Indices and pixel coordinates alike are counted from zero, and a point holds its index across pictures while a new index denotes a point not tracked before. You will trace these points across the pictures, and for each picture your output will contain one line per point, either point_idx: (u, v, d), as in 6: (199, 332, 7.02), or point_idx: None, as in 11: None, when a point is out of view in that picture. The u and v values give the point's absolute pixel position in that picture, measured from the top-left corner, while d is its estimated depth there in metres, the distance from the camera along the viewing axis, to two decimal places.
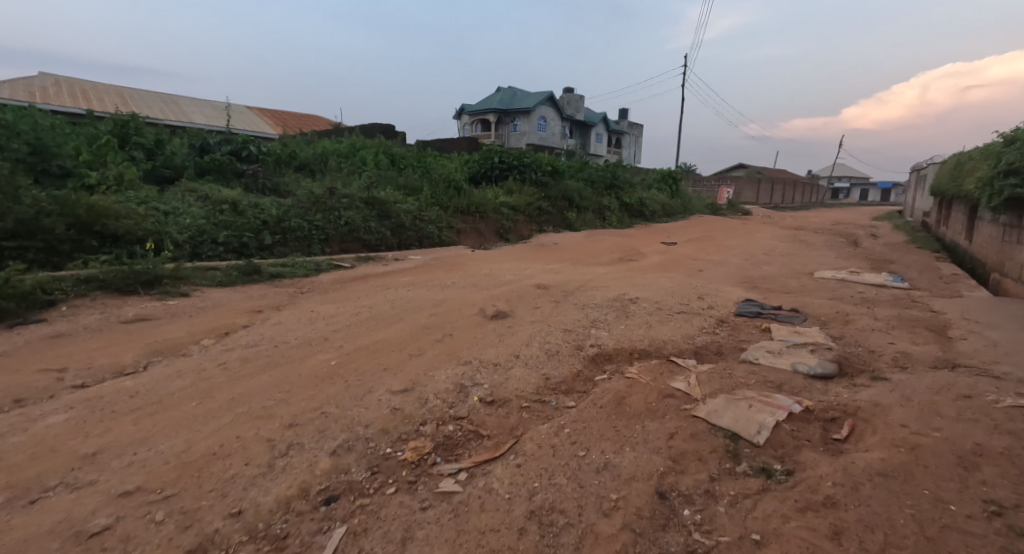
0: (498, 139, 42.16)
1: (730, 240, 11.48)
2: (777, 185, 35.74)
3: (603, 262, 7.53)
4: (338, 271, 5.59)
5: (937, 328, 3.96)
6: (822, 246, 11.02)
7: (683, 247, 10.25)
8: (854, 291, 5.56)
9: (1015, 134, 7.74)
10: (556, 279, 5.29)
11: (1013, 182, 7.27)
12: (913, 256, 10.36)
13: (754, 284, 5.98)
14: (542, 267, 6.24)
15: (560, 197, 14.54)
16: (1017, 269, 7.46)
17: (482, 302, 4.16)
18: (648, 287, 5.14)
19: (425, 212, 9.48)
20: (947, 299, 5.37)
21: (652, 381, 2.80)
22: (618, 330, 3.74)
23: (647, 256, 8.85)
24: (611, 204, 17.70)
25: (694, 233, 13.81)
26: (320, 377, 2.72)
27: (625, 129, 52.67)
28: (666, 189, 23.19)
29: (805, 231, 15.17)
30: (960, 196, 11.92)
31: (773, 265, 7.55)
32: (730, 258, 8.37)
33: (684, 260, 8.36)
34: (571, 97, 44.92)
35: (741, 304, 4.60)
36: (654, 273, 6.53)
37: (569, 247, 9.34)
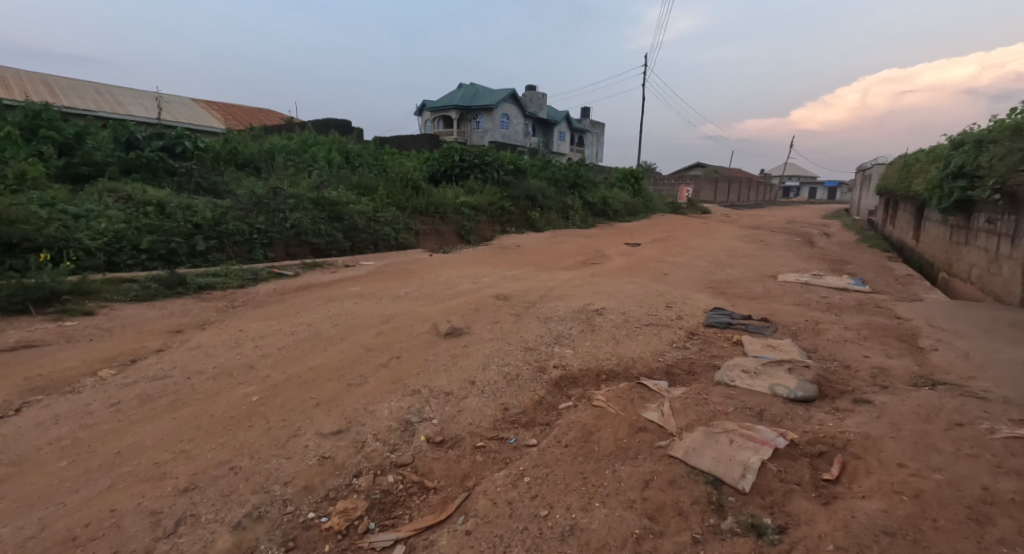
0: (461, 136, 41.56)
1: (692, 241, 11.47)
2: (733, 185, 36.64)
3: (566, 265, 7.27)
4: (279, 280, 5.10)
5: (907, 337, 3.85)
6: (781, 246, 11.13)
7: (646, 248, 10.14)
8: (819, 295, 5.48)
9: (962, 138, 7.92)
10: (517, 288, 4.96)
11: (963, 184, 7.40)
12: (866, 256, 10.59)
13: (720, 289, 5.84)
14: (503, 273, 5.91)
15: (524, 197, 14.26)
16: (966, 269, 7.64)
17: (435, 317, 3.79)
18: (614, 295, 4.88)
19: (381, 213, 9.00)
20: (908, 302, 5.35)
21: (622, 412, 2.51)
22: (583, 348, 3.45)
23: (612, 258, 8.66)
24: (575, 203, 17.57)
25: (657, 233, 13.80)
26: (234, 418, 2.29)
27: (588, 128, 52.99)
28: (628, 188, 23.29)
29: (763, 231, 15.44)
30: (907, 197, 12.31)
31: (736, 267, 7.48)
32: (693, 261, 8.27)
33: (649, 263, 8.21)
34: (534, 95, 44.78)
35: (709, 313, 4.40)
36: (619, 278, 6.31)
37: (532, 249, 9.05)
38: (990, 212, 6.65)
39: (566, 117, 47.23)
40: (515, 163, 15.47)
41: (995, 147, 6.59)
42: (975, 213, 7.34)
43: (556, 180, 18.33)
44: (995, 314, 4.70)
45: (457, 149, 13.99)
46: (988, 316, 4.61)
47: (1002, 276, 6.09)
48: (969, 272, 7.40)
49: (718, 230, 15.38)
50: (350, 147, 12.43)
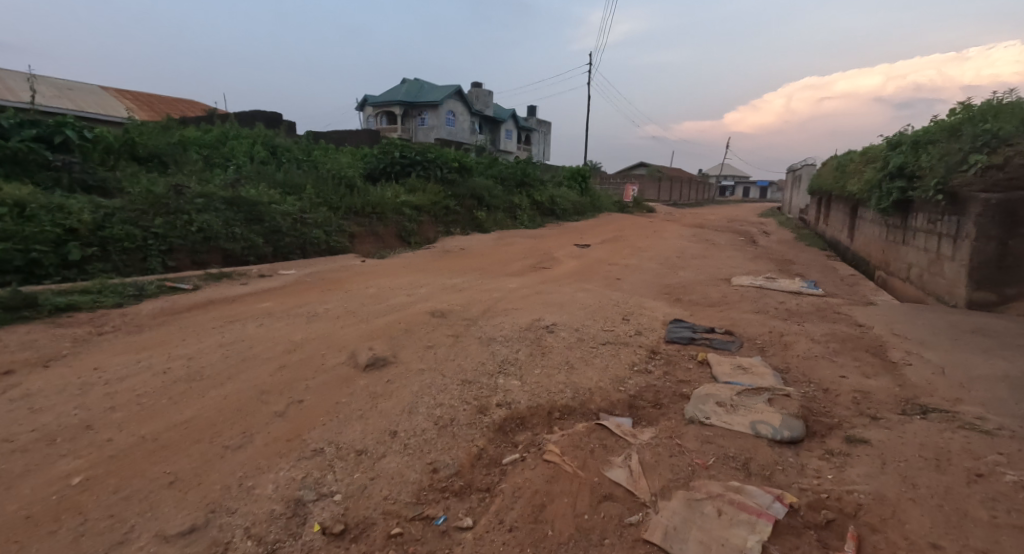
0: (405, 133, 40.32)
1: (641, 241, 11.28)
2: (675, 184, 37.57)
3: (514, 270, 6.78)
4: (172, 296, 4.26)
5: (875, 349, 3.60)
6: (727, 246, 11.14)
7: (596, 249, 9.82)
8: (776, 301, 5.26)
9: (898, 138, 8.01)
10: (458, 301, 4.39)
11: (901, 184, 7.45)
12: (806, 255, 10.76)
13: (676, 295, 5.51)
14: (444, 282, 5.32)
15: (469, 195, 13.66)
16: (903, 268, 7.75)
17: (355, 343, 3.15)
18: (566, 307, 4.40)
19: (309, 214, 8.15)
20: (862, 306, 5.21)
21: (580, 472, 2.00)
22: (532, 377, 2.94)
23: (561, 261, 8.25)
24: (522, 202, 17.15)
25: (606, 233, 13.61)
26: (33, 520, 1.59)
27: (534, 126, 52.95)
28: (575, 187, 23.17)
29: (706, 230, 15.61)
30: (840, 196, 12.67)
31: (688, 270, 7.25)
32: (645, 263, 7.99)
33: (599, 266, 7.86)
34: (479, 93, 44.15)
35: (670, 326, 4.01)
36: (571, 284, 5.88)
37: (476, 252, 8.50)
38: (929, 212, 6.68)
39: (513, 115, 46.90)
40: (459, 160, 14.82)
41: (934, 147, 6.61)
42: (913, 214, 7.41)
43: (502, 178, 17.84)
44: (948, 318, 4.59)
45: (397, 145, 13.18)
46: (942, 320, 4.49)
47: (942, 276, 6.10)
48: (907, 271, 7.50)
49: (665, 229, 15.41)
50: (277, 141, 11.37)
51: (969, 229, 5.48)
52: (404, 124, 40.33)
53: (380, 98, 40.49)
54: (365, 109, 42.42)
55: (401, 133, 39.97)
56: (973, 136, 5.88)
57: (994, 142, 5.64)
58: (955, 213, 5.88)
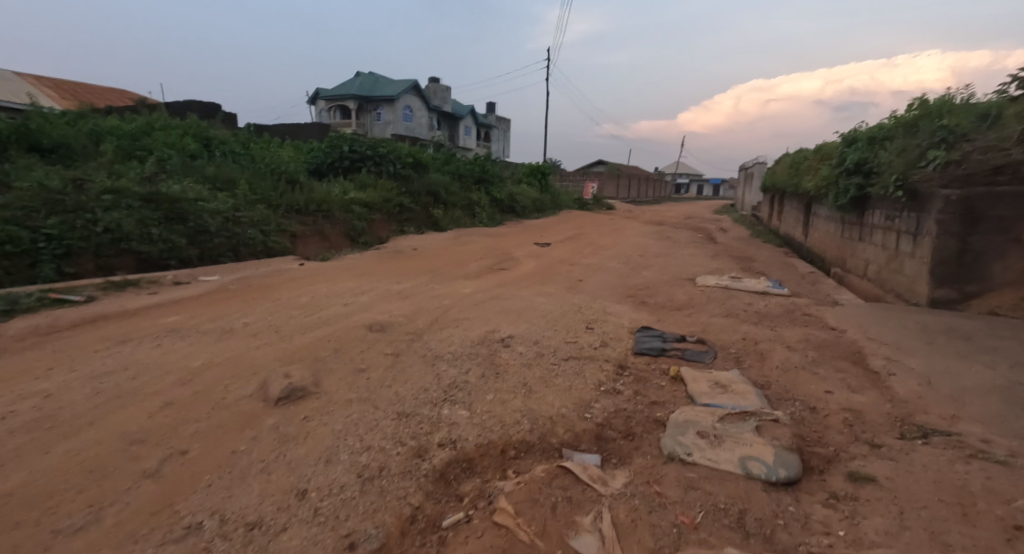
0: (360, 128, 39.03)
1: (602, 239, 11.03)
2: (633, 181, 37.96)
3: (469, 272, 6.31)
4: (57, 311, 3.58)
5: (854, 356, 3.34)
6: (687, 243, 11.05)
7: (556, 248, 9.47)
8: (743, 302, 5.01)
9: (854, 135, 8.00)
10: (402, 310, 3.89)
11: (858, 181, 7.42)
12: (764, 251, 10.77)
13: (640, 298, 5.19)
14: (390, 287, 4.80)
15: (424, 192, 13.06)
16: (860, 265, 7.76)
17: (270, 368, 2.61)
18: (525, 315, 3.98)
19: (243, 212, 7.42)
20: (829, 306, 5.03)
21: (539, 543, 1.58)
22: (484, 405, 2.49)
23: (520, 262, 7.85)
24: (481, 199, 16.67)
25: (566, 231, 13.33)
26: None
27: (493, 123, 52.49)
28: (535, 184, 22.89)
29: (665, 227, 15.62)
30: (794, 193, 12.83)
31: (651, 270, 6.99)
32: (607, 263, 7.69)
33: (560, 266, 7.50)
34: (437, 88, 43.29)
35: (638, 335, 3.66)
36: (530, 288, 5.47)
37: (429, 252, 7.97)
38: (886, 208, 6.63)
39: (471, 111, 46.24)
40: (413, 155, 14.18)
41: (890, 143, 6.55)
42: (869, 210, 7.39)
43: (459, 174, 17.28)
44: (916, 318, 4.44)
45: (346, 139, 12.43)
46: (912, 321, 4.33)
47: (902, 273, 6.03)
48: (864, 268, 7.48)
49: (625, 226, 15.32)
50: (211, 132, 10.44)
51: (930, 226, 5.39)
52: (358, 119, 39.03)
53: (333, 91, 39.02)
54: (317, 103, 40.83)
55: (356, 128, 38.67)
56: (931, 132, 5.81)
57: (951, 138, 5.57)
58: (914, 210, 5.79)
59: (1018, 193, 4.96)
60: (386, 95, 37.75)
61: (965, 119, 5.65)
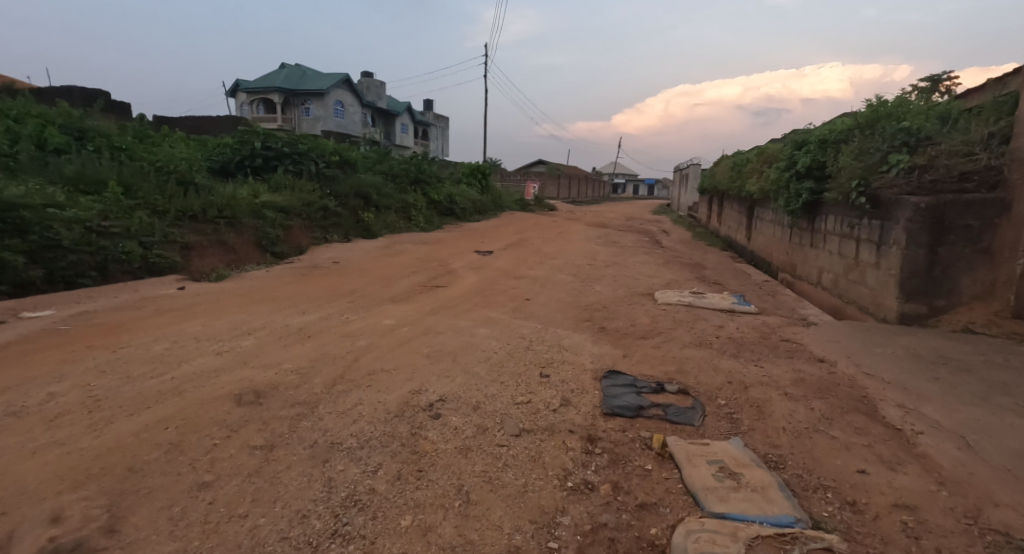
0: (287, 123, 36.55)
1: (547, 246, 10.39)
2: (573, 181, 37.98)
3: (399, 293, 5.37)
4: None
5: (864, 406, 2.74)
6: (634, 249, 10.62)
7: (499, 257, 8.68)
8: (712, 326, 4.41)
9: (803, 137, 7.75)
10: (296, 360, 2.91)
11: (811, 185, 7.13)
12: (710, 256, 10.50)
13: (599, 323, 4.47)
14: (292, 321, 3.79)
15: (352, 194, 11.88)
16: (811, 272, 7.51)
17: (36, 500, 1.60)
18: (463, 361, 3.13)
19: (115, 220, 6.08)
20: (802, 327, 4.53)
21: None
22: (396, 541, 1.61)
23: (459, 276, 6.98)
24: (417, 201, 15.62)
25: (509, 236, 12.56)
26: None
27: (431, 120, 51.03)
28: (475, 184, 22.04)
29: (609, 229, 15.26)
30: (735, 196, 12.76)
31: (604, 285, 6.34)
32: (555, 276, 6.99)
33: (504, 281, 6.71)
34: (371, 83, 41.39)
35: (606, 386, 2.92)
36: (471, 313, 4.62)
37: (353, 265, 6.92)
38: (843, 215, 6.32)
39: (408, 108, 44.61)
40: (339, 154, 12.94)
41: (845, 147, 6.25)
42: (821, 216, 7.11)
43: (393, 174, 16.12)
44: (900, 339, 3.99)
45: (258, 134, 10.99)
46: (898, 345, 3.86)
47: (864, 284, 5.69)
48: (817, 276, 7.22)
49: (569, 229, 14.82)
50: (86, 121, 8.77)
51: (897, 236, 5.02)
52: (285, 114, 36.51)
53: (255, 83, 36.24)
54: (237, 95, 37.84)
55: (282, 123, 36.12)
56: (890, 135, 5.50)
57: (913, 142, 5.26)
58: (876, 217, 5.45)
59: (986, 200, 4.66)
60: (314, 88, 35.52)
61: (924, 122, 5.36)
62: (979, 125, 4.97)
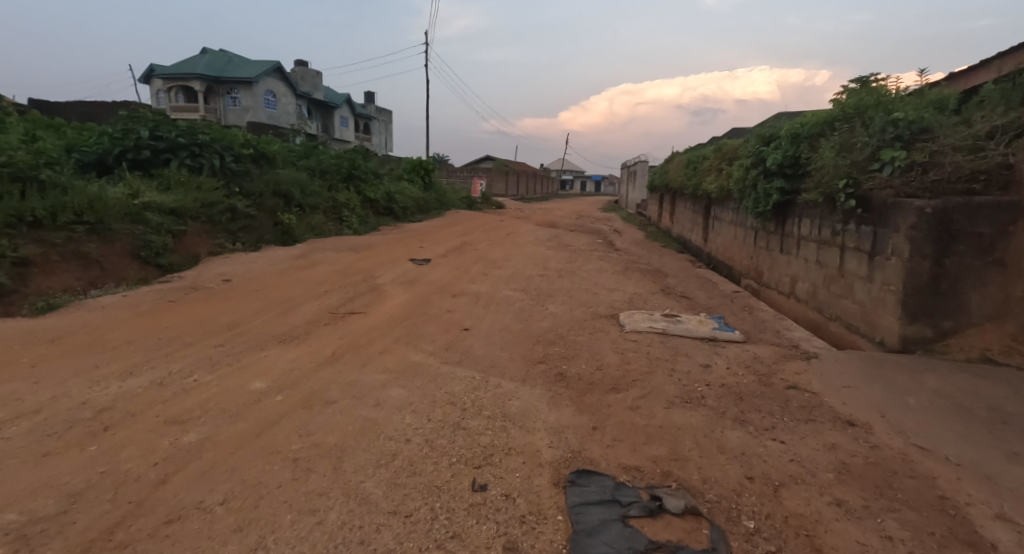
0: (210, 113, 33.57)
1: (492, 251, 9.36)
2: (521, 178, 37.15)
3: (297, 325, 4.16)
4: None
5: (956, 524, 1.82)
6: (587, 252, 9.78)
7: (437, 267, 7.56)
8: (697, 367, 3.49)
9: (770, 132, 7.06)
10: (42, 496, 1.69)
11: (782, 185, 6.43)
12: (668, 260, 9.79)
13: (555, 368, 3.47)
14: (101, 390, 2.54)
15: (266, 194, 10.33)
16: (781, 279, 6.83)
17: None
18: (350, 467, 1.99)
19: None
20: (800, 360, 3.70)
21: None
22: None
23: (386, 293, 5.80)
24: (349, 200, 14.15)
25: (451, 239, 11.42)
26: None
27: (373, 114, 48.70)
28: (417, 180, 20.66)
29: (559, 229, 14.42)
30: (690, 194, 12.16)
31: (558, 305, 5.37)
32: (501, 293, 5.94)
33: (439, 300, 5.61)
34: (305, 73, 38.83)
35: (574, 506, 1.88)
36: (389, 357, 3.51)
37: (249, 282, 5.58)
38: (823, 219, 5.61)
39: (346, 99, 42.24)
40: (253, 147, 11.31)
41: (824, 142, 5.53)
42: (793, 218, 6.43)
43: (322, 170, 14.55)
44: (928, 380, 3.18)
45: (145, 120, 9.28)
46: (930, 389, 3.04)
47: (852, 299, 4.96)
48: (789, 285, 6.53)
49: (517, 230, 13.84)
50: None
51: (896, 245, 4.27)
52: (208, 103, 33.52)
53: (172, 69, 33.05)
54: (153, 81, 34.46)
55: (205, 113, 33.14)
56: (880, 128, 4.77)
57: (907, 136, 4.54)
58: (866, 223, 4.72)
59: (999, 203, 3.96)
60: (240, 76, 32.76)
61: (918, 112, 4.64)
62: (983, 117, 4.27)
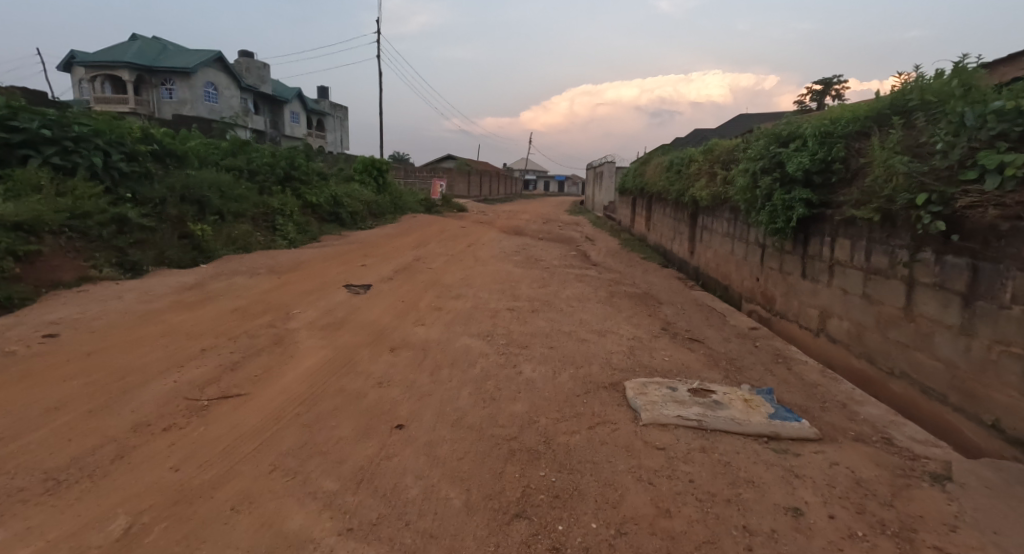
0: (142, 106, 30.48)
1: (450, 271, 7.82)
2: (484, 178, 35.63)
3: (111, 434, 2.52)
4: None
5: None
6: (561, 270, 8.37)
7: (377, 299, 5.97)
8: (784, 521, 2.07)
9: (789, 130, 5.80)
10: None
11: (809, 195, 5.18)
12: (654, 278, 8.51)
13: (545, 539, 1.98)
14: None
15: (170, 199, 8.43)
16: (803, 311, 5.58)
17: None
18: None
19: None
20: (926, 486, 2.34)
21: None
22: None
23: (296, 346, 4.18)
24: (285, 204, 12.25)
25: (401, 253, 9.78)
26: None
27: (327, 110, 46.01)
28: (371, 181, 18.83)
29: (526, 238, 12.99)
30: (672, 200, 10.94)
31: (535, 367, 3.87)
32: (457, 344, 4.41)
33: (370, 357, 4.05)
34: (252, 65, 36.15)
35: None
36: (241, 529, 1.93)
37: (87, 338, 3.85)
38: (874, 241, 4.34)
39: (297, 94, 39.62)
40: (156, 143, 9.35)
41: (877, 142, 4.26)
42: (824, 236, 5.17)
43: (252, 171, 12.60)
44: None
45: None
46: None
47: (930, 354, 3.69)
48: (818, 319, 5.26)
49: (479, 240, 12.30)
50: None
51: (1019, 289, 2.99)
52: (138, 95, 30.37)
53: (95, 56, 29.75)
54: (75, 69, 31.01)
55: (136, 107, 30.03)
56: (972, 122, 3.48)
57: (1017, 133, 3.26)
58: (955, 253, 3.45)
59: None
60: (174, 65, 29.82)
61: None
62: None
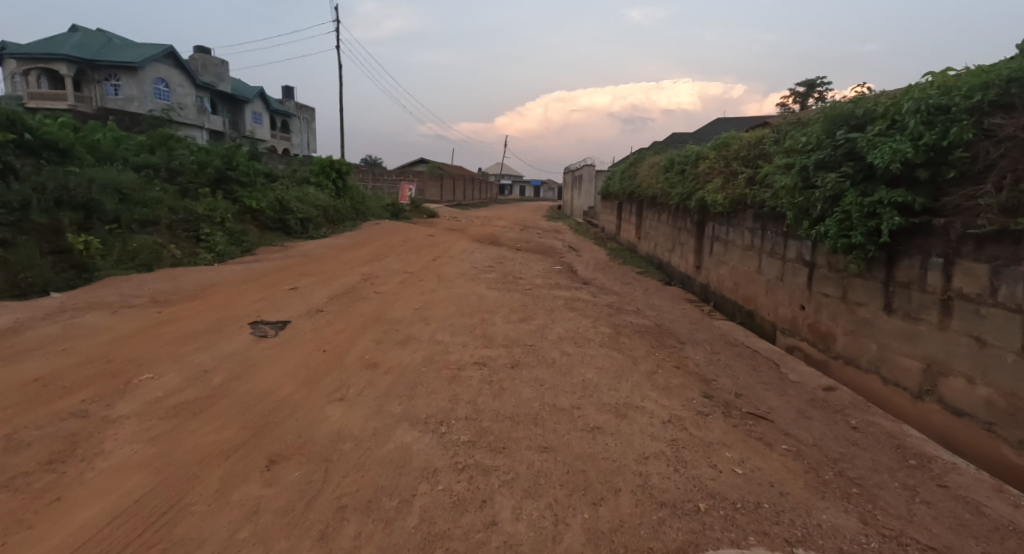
0: (84, 103, 27.24)
1: (404, 296, 6.02)
2: (457, 183, 33.82)
3: None
4: None
5: None
6: (546, 291, 6.67)
7: (289, 347, 4.15)
8: None
9: (863, 110, 4.20)
10: None
11: (908, 198, 3.56)
12: (659, 301, 6.88)
13: None
14: None
15: (35, 203, 6.46)
16: (888, 361, 3.98)
17: None
18: None
19: None
20: None
21: None
22: None
23: (92, 463, 2.35)
24: (214, 209, 10.23)
25: (350, 271, 7.94)
26: None
27: (292, 111, 43.43)
28: (330, 184, 16.86)
29: (503, 248, 11.26)
30: (672, 204, 9.34)
31: (518, 509, 2.14)
32: (387, 444, 2.64)
33: (222, 485, 2.25)
34: (208, 60, 33.63)
35: None
36: None
37: None
38: None
39: (258, 93, 37.14)
40: (27, 132, 7.35)
41: None
42: (930, 258, 3.56)
43: (173, 170, 10.55)
44: None
45: None
46: None
47: None
48: (919, 376, 3.65)
49: (448, 251, 10.51)
50: None
51: None
52: (79, 90, 27.41)
53: (29, 48, 26.90)
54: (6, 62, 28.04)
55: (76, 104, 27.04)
56: None
57: None
58: None
59: None
60: (119, 59, 27.18)
61: None
62: None
